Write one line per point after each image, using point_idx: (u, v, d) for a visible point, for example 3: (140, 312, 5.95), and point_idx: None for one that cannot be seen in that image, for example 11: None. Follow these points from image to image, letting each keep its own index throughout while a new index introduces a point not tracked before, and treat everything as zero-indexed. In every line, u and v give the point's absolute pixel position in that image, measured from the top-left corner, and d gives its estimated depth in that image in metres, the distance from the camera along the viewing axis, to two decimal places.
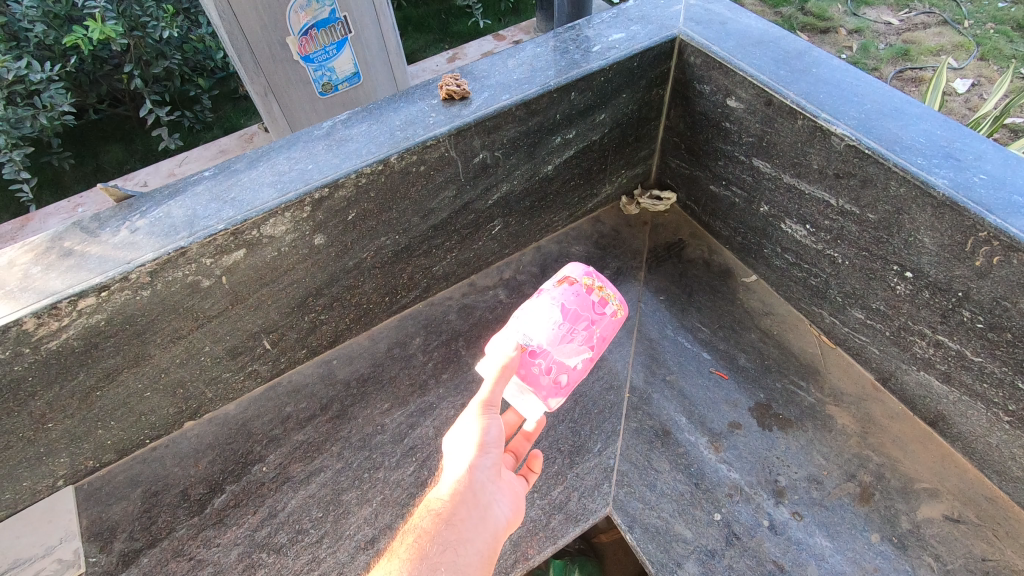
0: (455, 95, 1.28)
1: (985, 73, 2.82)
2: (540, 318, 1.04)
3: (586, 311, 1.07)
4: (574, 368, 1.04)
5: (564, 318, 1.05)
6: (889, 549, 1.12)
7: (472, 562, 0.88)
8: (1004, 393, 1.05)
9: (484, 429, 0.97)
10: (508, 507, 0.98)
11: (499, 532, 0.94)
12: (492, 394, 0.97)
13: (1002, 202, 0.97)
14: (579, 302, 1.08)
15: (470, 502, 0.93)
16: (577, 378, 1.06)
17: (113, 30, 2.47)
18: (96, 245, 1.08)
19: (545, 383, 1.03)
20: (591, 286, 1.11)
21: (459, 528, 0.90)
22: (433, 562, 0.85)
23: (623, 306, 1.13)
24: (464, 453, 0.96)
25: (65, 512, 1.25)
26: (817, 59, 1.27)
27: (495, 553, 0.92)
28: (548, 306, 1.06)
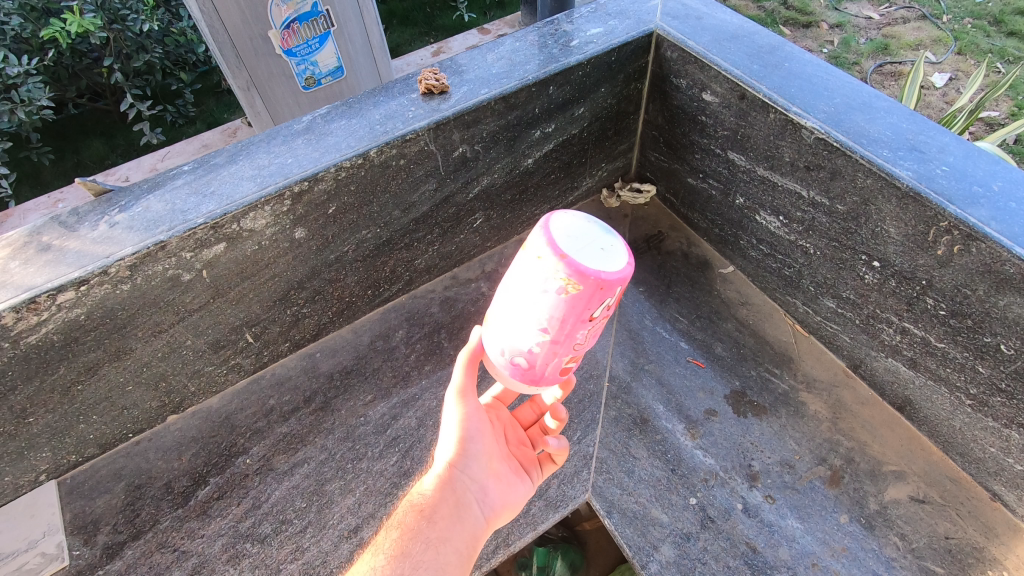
0: (434, 90, 1.29)
1: (962, 67, 2.87)
2: (526, 323, 0.88)
3: (578, 305, 0.84)
4: (532, 351, 0.90)
5: (570, 318, 0.85)
6: (858, 529, 1.16)
7: (452, 559, 0.92)
8: (966, 377, 1.09)
9: (463, 422, 1.01)
10: (494, 498, 1.02)
11: (478, 533, 0.98)
12: (465, 380, 1.02)
13: (962, 193, 1.00)
14: (580, 300, 0.83)
15: (451, 500, 0.97)
16: (545, 359, 0.91)
17: (91, 23, 2.45)
18: (74, 239, 1.08)
19: (549, 374, 0.94)
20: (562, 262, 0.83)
21: (438, 526, 0.94)
22: (415, 559, 0.89)
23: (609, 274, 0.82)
24: (445, 449, 1.01)
25: (48, 506, 1.25)
26: (790, 54, 1.30)
27: (472, 554, 0.95)
28: (530, 291, 0.87)
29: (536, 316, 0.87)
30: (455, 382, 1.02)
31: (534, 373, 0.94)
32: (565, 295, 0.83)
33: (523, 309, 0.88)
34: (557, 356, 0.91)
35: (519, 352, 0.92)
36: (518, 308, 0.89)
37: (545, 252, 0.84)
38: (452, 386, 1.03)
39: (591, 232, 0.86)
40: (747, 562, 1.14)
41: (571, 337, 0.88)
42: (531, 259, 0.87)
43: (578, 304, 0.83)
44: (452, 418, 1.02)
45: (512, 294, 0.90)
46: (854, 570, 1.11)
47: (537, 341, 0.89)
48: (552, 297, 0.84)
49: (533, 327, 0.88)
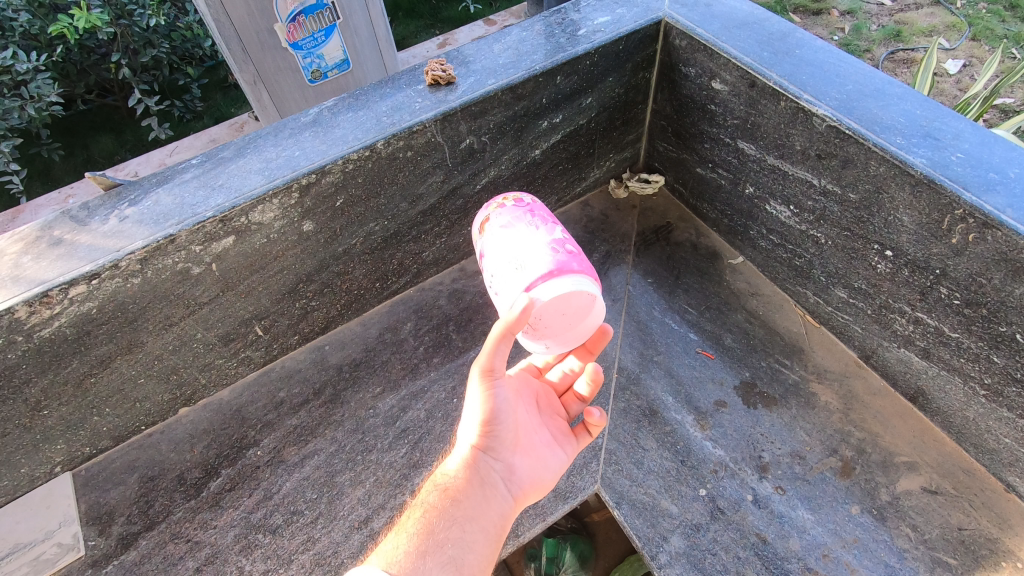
0: (441, 81, 1.29)
1: (976, 54, 2.83)
2: (531, 237, 1.10)
3: (536, 209, 1.19)
4: (557, 243, 1.10)
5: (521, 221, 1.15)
6: (869, 520, 1.15)
7: (478, 537, 0.94)
8: (980, 366, 1.08)
9: (487, 402, 0.96)
10: (523, 469, 1.02)
11: (505, 511, 0.99)
12: (491, 360, 0.91)
13: (978, 180, 0.98)
14: (516, 209, 1.18)
15: (475, 481, 0.97)
16: (571, 244, 1.12)
17: (99, 19, 2.46)
18: (85, 233, 1.09)
19: (560, 259, 1.05)
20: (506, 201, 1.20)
21: (463, 505, 0.95)
22: (440, 539, 0.91)
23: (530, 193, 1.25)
24: (470, 429, 0.98)
25: (63, 498, 1.27)
26: (801, 41, 1.28)
27: (499, 531, 0.97)
28: (507, 232, 1.13)
29: (534, 249, 1.08)
30: (478, 360, 0.92)
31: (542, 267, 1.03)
32: (510, 225, 1.14)
33: (520, 235, 1.11)
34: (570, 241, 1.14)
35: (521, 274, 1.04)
36: (516, 237, 1.11)
37: (483, 223, 1.19)
38: (476, 363, 0.92)
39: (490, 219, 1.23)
40: (757, 553, 1.14)
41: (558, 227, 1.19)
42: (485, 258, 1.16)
43: (527, 204, 1.19)
44: (474, 398, 0.96)
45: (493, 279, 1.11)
46: (866, 561, 1.11)
47: (548, 236, 1.11)
48: (507, 238, 1.12)
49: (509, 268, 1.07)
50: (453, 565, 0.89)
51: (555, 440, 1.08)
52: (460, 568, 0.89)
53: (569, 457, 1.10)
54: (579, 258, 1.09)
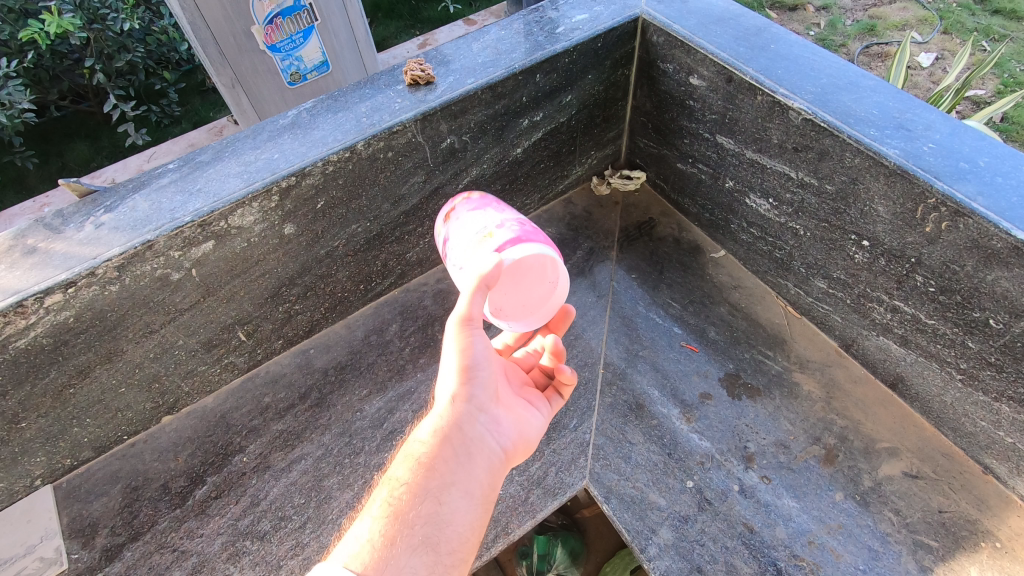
0: (420, 80, 1.28)
1: (948, 47, 2.88)
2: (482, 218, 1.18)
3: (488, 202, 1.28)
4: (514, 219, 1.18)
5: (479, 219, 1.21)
6: (852, 506, 1.17)
7: (460, 503, 0.92)
8: (956, 352, 1.10)
9: (466, 353, 0.95)
10: (502, 426, 1.01)
11: (490, 467, 0.98)
12: (470, 307, 0.91)
13: (949, 169, 1.00)
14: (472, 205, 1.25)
15: (454, 443, 0.95)
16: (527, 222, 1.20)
17: (70, 24, 2.41)
18: (60, 241, 1.07)
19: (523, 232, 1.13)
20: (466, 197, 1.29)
21: (443, 472, 0.93)
22: (421, 512, 0.89)
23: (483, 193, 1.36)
24: (448, 382, 0.96)
25: (45, 511, 1.25)
26: (776, 36, 1.29)
27: (486, 490, 0.96)
28: (465, 224, 1.20)
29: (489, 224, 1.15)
30: (461, 306, 0.92)
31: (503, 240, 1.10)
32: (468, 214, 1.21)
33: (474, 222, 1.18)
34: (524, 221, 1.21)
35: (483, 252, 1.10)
36: (471, 225, 1.19)
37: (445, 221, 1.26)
38: (455, 312, 0.92)
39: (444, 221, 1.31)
40: (745, 542, 1.15)
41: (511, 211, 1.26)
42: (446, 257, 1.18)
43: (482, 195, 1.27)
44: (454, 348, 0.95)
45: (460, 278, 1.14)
46: (850, 547, 1.13)
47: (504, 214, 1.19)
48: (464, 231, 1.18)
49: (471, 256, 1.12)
50: (432, 541, 0.87)
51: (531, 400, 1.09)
52: (440, 542, 0.88)
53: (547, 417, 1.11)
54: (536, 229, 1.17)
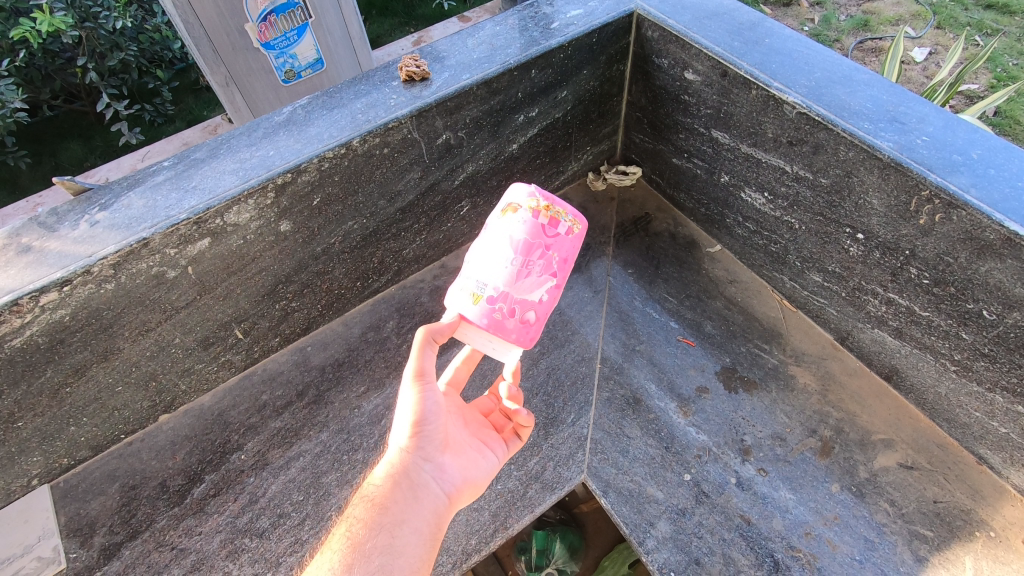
0: (415, 76, 1.28)
1: (941, 42, 2.89)
2: (497, 262, 1.02)
3: (539, 237, 1.03)
4: (538, 302, 1.03)
5: (530, 254, 1.02)
6: (848, 498, 1.18)
7: (412, 540, 0.93)
8: (950, 343, 1.11)
9: (417, 404, 0.99)
10: (452, 470, 1.02)
11: (440, 509, 0.99)
12: (421, 363, 0.99)
13: (942, 161, 1.01)
14: (523, 226, 1.03)
15: (403, 484, 0.97)
16: (544, 311, 1.05)
17: (62, 22, 2.40)
18: (55, 240, 1.06)
19: (511, 333, 1.01)
20: (540, 208, 1.05)
21: (394, 511, 0.94)
22: (369, 549, 0.89)
23: (579, 222, 1.09)
24: (400, 432, 1.00)
25: (42, 510, 1.24)
26: (770, 30, 1.30)
27: (434, 529, 0.96)
28: (496, 243, 1.03)
29: (490, 266, 1.02)
30: (412, 362, 0.99)
31: (493, 317, 1.00)
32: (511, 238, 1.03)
33: (495, 256, 1.02)
34: (550, 303, 1.05)
35: (477, 299, 1.00)
36: (490, 255, 1.03)
37: (507, 196, 1.09)
38: (408, 369, 0.99)
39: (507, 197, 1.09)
40: (742, 534, 1.16)
41: (561, 275, 1.07)
42: (504, 211, 1.06)
43: (541, 234, 1.03)
44: (406, 401, 1.00)
45: (471, 261, 1.05)
46: (846, 537, 1.14)
47: (534, 282, 1.02)
48: (488, 243, 1.05)
49: (471, 282, 1.02)
50: (385, 572, 0.86)
51: (485, 444, 1.10)
52: (393, 574, 0.87)
53: (500, 461, 1.11)
54: (531, 323, 1.03)
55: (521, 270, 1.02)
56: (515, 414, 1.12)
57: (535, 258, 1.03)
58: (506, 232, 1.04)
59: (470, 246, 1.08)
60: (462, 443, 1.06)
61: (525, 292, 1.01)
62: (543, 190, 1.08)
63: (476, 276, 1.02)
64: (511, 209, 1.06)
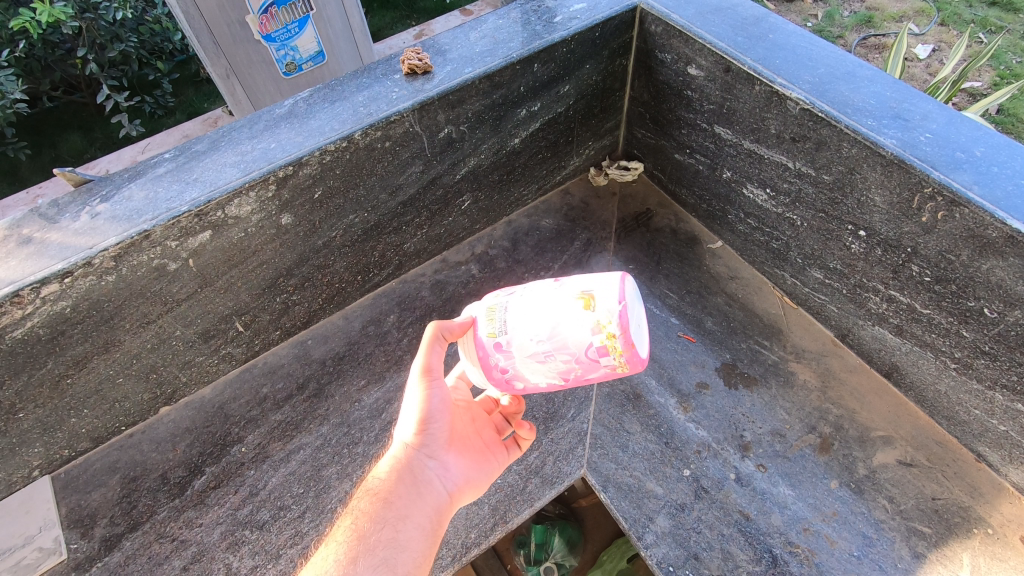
0: (417, 70, 1.27)
1: (945, 38, 2.88)
2: (533, 335, 0.94)
3: (579, 355, 0.92)
4: (532, 382, 0.99)
5: (558, 352, 0.93)
6: (847, 494, 1.18)
7: (415, 535, 0.93)
8: (951, 341, 1.11)
9: (424, 401, 1.01)
10: (455, 467, 1.03)
11: (441, 505, 0.99)
12: (429, 359, 1.01)
13: (946, 159, 1.01)
14: (578, 337, 0.91)
15: (407, 479, 0.97)
16: (534, 388, 1.01)
17: (62, 13, 2.39)
18: (55, 231, 1.06)
19: (492, 378, 1.00)
20: (605, 335, 0.90)
21: (397, 506, 0.95)
22: (372, 542, 0.90)
23: (631, 368, 0.92)
24: (405, 427, 1.01)
25: (43, 501, 1.25)
26: (774, 26, 1.29)
27: (436, 525, 0.97)
28: (547, 321, 0.93)
29: (525, 328, 0.95)
30: (420, 359, 1.01)
31: (486, 359, 0.99)
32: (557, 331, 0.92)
33: (537, 329, 0.94)
34: (545, 387, 1.01)
35: (489, 334, 0.98)
36: (536, 326, 0.94)
37: (600, 283, 0.92)
38: (416, 365, 1.01)
39: (597, 285, 0.92)
40: (741, 529, 1.16)
41: (572, 384, 0.99)
42: (583, 297, 0.91)
43: (579, 354, 0.92)
44: (414, 397, 1.02)
45: (524, 299, 0.98)
46: (845, 534, 1.14)
47: (538, 370, 0.97)
48: (539, 308, 0.95)
49: (499, 314, 0.98)
50: (388, 567, 0.88)
51: (487, 447, 1.10)
52: (397, 568, 0.88)
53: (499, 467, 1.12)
54: (514, 386, 1.01)
55: (539, 356, 0.95)
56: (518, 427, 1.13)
57: (558, 361, 0.94)
58: (560, 320, 0.92)
59: (537, 288, 0.98)
60: (465, 442, 1.06)
61: (526, 368, 0.97)
62: (629, 319, 0.88)
63: (509, 319, 0.97)
64: (585, 302, 0.91)
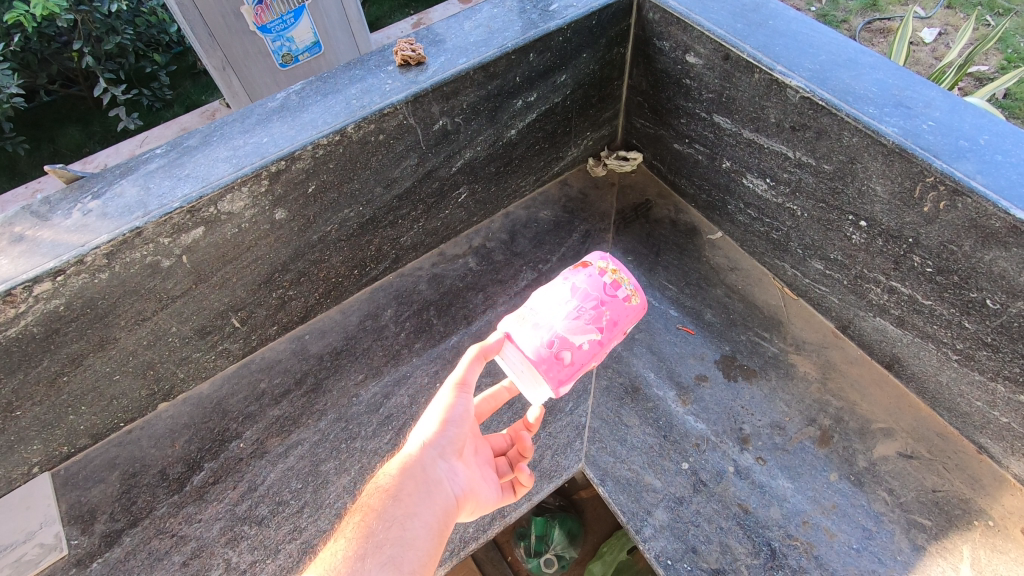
0: (411, 61, 1.25)
1: (951, 22, 2.83)
2: (558, 302, 1.05)
3: (600, 297, 1.06)
4: (579, 346, 1.02)
5: (585, 304, 1.05)
6: (847, 486, 1.18)
7: (420, 535, 0.90)
8: (952, 333, 1.10)
9: (448, 406, 1.03)
10: (462, 480, 1.01)
11: (449, 511, 0.96)
12: (465, 373, 1.03)
13: (948, 147, 0.99)
14: (591, 283, 1.08)
15: (418, 477, 0.95)
16: (584, 360, 1.03)
17: (56, 6, 2.36)
18: (47, 229, 1.06)
19: (541, 363, 1.00)
20: (606, 270, 1.10)
21: (406, 503, 0.92)
22: (379, 538, 0.87)
23: (639, 295, 1.10)
24: (423, 429, 1.01)
25: (43, 498, 1.25)
26: (774, 11, 1.26)
27: (444, 528, 0.93)
28: (560, 288, 1.08)
29: (549, 302, 1.06)
30: (456, 370, 1.03)
31: (532, 344, 1.01)
32: (573, 288, 1.07)
33: (558, 296, 1.06)
34: (591, 358, 1.04)
35: (525, 323, 1.03)
36: (554, 294, 1.07)
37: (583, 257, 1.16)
38: (451, 376, 1.04)
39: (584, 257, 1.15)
40: (739, 522, 1.16)
41: (609, 343, 1.05)
42: (576, 265, 1.13)
43: (599, 295, 1.06)
44: (439, 403, 1.04)
45: (535, 296, 1.09)
46: (844, 526, 1.14)
47: (580, 331, 1.03)
48: (550, 287, 1.09)
49: (523, 309, 1.06)
50: (394, 564, 0.85)
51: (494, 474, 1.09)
52: (402, 566, 0.85)
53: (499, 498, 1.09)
54: (567, 363, 1.01)
55: (571, 314, 1.04)
56: (518, 471, 1.08)
57: (588, 310, 1.05)
58: (568, 280, 1.09)
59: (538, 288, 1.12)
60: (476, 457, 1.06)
61: (569, 331, 1.02)
62: (612, 257, 1.13)
63: (533, 306, 1.06)
64: (579, 266, 1.12)
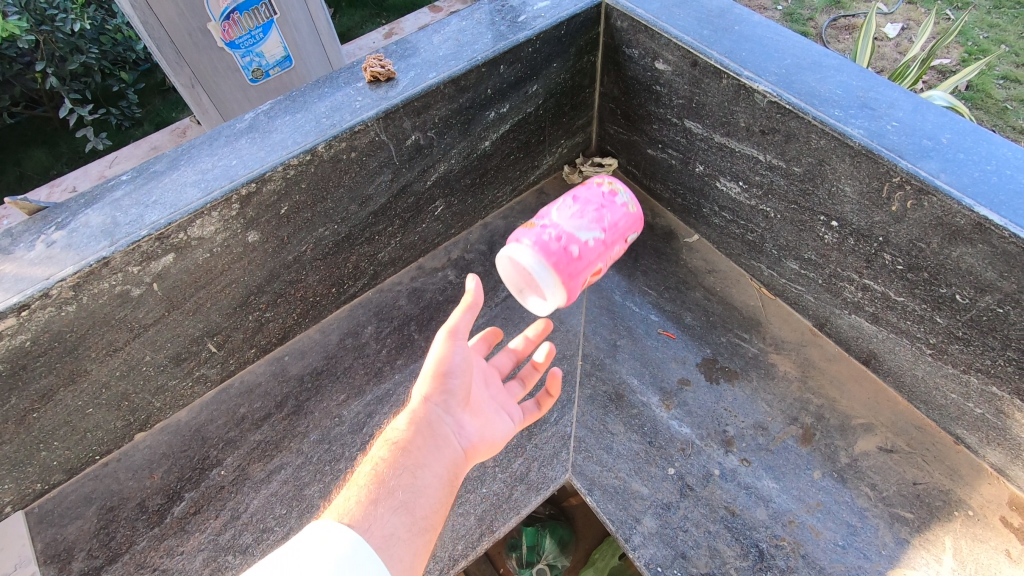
0: (380, 77, 1.25)
1: (913, 16, 2.90)
2: (562, 211, 1.16)
3: (598, 200, 1.19)
4: (585, 241, 1.12)
5: (588, 207, 1.17)
6: (831, 483, 1.19)
7: (430, 485, 0.94)
8: (925, 328, 1.12)
9: (443, 358, 0.99)
10: (468, 432, 1.03)
11: (457, 460, 1.00)
12: (458, 320, 0.98)
13: (913, 147, 1.00)
14: (588, 188, 1.22)
15: (425, 430, 0.98)
16: (589, 254, 1.13)
17: (17, 27, 2.31)
18: (10, 263, 1.03)
19: (553, 258, 1.09)
20: (603, 183, 1.23)
21: (414, 454, 0.96)
22: (390, 486, 0.91)
23: (637, 204, 1.22)
24: (423, 381, 1.01)
25: (17, 538, 1.21)
26: (739, 17, 1.28)
27: (451, 476, 0.97)
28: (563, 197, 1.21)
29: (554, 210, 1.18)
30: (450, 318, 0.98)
31: (543, 246, 1.11)
32: (577, 196, 1.19)
33: (560, 204, 1.18)
34: (597, 257, 1.14)
35: (534, 232, 1.14)
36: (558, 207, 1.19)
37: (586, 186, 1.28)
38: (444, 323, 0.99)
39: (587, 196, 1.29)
40: (727, 525, 1.16)
41: (611, 244, 1.16)
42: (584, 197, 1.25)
43: (602, 206, 1.18)
44: (434, 353, 1.00)
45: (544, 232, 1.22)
46: (829, 524, 1.15)
47: (585, 231, 1.13)
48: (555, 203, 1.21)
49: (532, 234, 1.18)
50: (408, 509, 0.89)
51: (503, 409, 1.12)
52: (414, 512, 0.90)
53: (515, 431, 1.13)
54: (577, 264, 1.11)
55: (571, 215, 1.15)
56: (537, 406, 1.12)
57: (590, 209, 1.16)
58: (571, 195, 1.20)
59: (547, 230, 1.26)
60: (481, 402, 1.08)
61: (572, 227, 1.13)
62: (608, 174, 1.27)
63: (540, 219, 1.17)
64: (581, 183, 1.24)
